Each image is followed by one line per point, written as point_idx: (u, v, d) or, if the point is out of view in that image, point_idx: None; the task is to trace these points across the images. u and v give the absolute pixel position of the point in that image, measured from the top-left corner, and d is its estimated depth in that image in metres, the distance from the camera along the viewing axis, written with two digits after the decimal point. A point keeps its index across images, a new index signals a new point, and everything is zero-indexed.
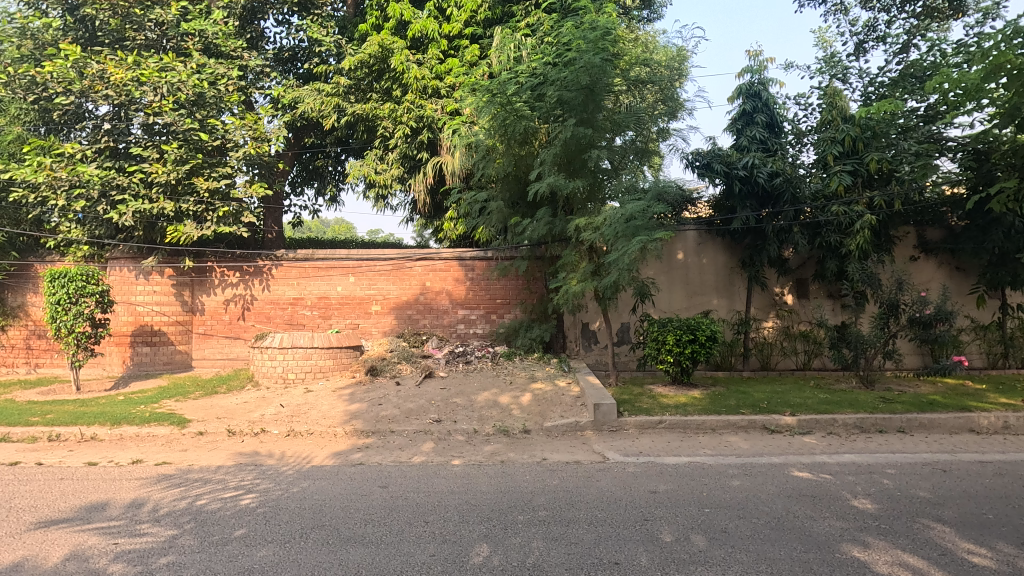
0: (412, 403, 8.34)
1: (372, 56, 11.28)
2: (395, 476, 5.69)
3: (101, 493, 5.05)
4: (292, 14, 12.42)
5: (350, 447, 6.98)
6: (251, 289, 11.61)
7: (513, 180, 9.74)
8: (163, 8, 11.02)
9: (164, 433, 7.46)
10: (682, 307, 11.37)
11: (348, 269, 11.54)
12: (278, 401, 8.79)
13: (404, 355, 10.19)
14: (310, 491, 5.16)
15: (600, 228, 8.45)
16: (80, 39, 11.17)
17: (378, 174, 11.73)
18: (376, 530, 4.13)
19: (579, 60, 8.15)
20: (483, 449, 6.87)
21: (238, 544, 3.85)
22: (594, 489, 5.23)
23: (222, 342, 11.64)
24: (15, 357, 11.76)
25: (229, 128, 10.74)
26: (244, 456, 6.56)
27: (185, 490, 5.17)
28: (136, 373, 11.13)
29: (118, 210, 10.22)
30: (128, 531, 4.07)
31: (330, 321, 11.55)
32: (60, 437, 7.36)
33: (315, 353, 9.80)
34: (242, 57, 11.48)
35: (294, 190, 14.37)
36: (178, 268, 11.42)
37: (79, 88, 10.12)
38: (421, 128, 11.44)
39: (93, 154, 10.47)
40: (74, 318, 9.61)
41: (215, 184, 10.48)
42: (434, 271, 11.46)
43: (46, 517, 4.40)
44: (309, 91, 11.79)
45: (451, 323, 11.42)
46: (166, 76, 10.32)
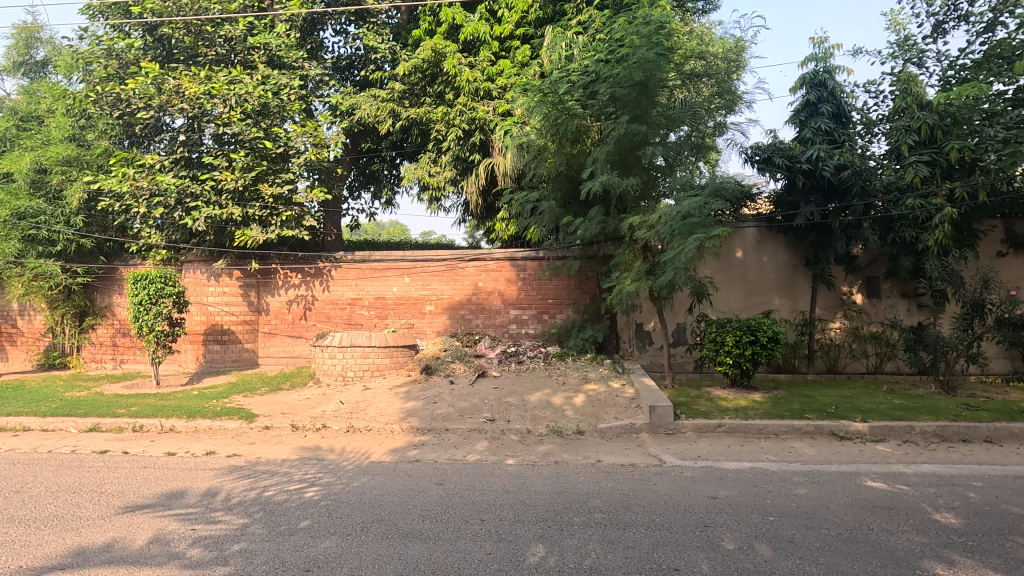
0: (466, 402, 8.43)
1: (426, 61, 11.52)
2: (450, 474, 5.77)
3: (179, 481, 5.39)
4: (349, 23, 12.80)
5: (406, 444, 7.14)
6: (312, 290, 12.09)
7: (565, 179, 9.68)
8: (232, 24, 11.65)
9: (234, 426, 7.87)
10: (740, 307, 10.96)
11: (403, 269, 11.81)
12: (338, 398, 9.12)
13: (458, 354, 10.33)
14: (369, 486, 5.32)
15: (655, 226, 8.28)
16: (158, 57, 11.92)
17: (432, 177, 11.95)
18: (434, 526, 4.21)
19: (632, 56, 7.98)
20: (536, 449, 6.86)
21: (303, 535, 4.01)
22: (651, 493, 5.12)
23: (286, 341, 12.17)
24: (103, 353, 12.71)
25: (291, 136, 11.17)
26: (307, 451, 6.83)
27: (254, 481, 5.45)
28: (208, 370, 11.82)
29: (192, 216, 10.90)
30: (203, 518, 4.31)
31: (386, 320, 11.88)
32: (143, 428, 7.91)
33: (373, 352, 10.09)
34: (303, 67, 11.93)
35: (352, 194, 14.80)
36: (245, 270, 12.01)
37: (158, 103, 10.85)
38: (473, 130, 11.58)
39: (170, 164, 11.19)
40: (154, 317, 10.29)
41: (278, 190, 10.98)
42: (486, 271, 11.55)
43: (132, 502, 4.73)
44: (365, 97, 11.98)
45: (503, 323, 11.49)
46: (235, 88, 10.87)
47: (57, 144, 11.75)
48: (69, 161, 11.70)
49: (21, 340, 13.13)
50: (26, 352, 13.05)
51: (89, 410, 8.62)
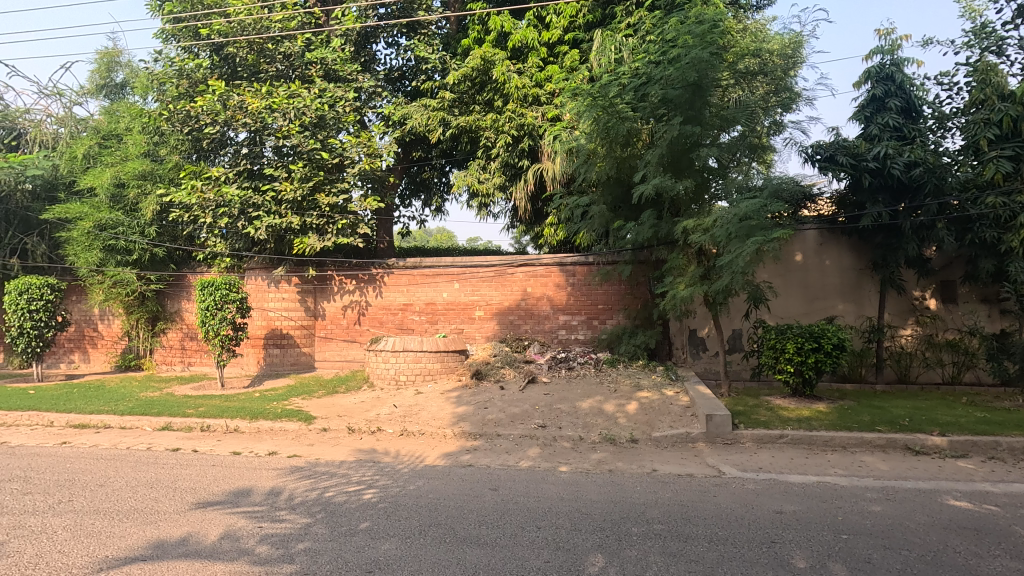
0: (517, 408, 8.42)
1: (475, 70, 11.66)
2: (503, 480, 5.76)
3: (246, 480, 5.61)
4: (401, 35, 13.09)
5: (459, 449, 7.19)
6: (366, 295, 12.42)
7: (615, 183, 9.52)
8: (291, 41, 12.15)
9: (294, 428, 8.14)
10: (800, 313, 10.50)
11: (453, 275, 11.94)
12: (392, 402, 9.30)
13: (508, 360, 10.33)
14: (424, 490, 5.38)
15: (710, 229, 8.06)
16: (224, 75, 12.53)
17: (481, 183, 12.02)
18: (490, 532, 4.20)
19: (685, 56, 7.81)
20: (590, 457, 6.76)
21: (363, 536, 4.08)
22: (711, 504, 4.94)
23: (341, 345, 12.55)
24: (173, 356, 13.44)
25: (346, 146, 11.55)
26: (363, 453, 6.98)
27: (315, 481, 5.61)
28: (268, 373, 12.31)
29: (255, 225, 11.41)
30: (270, 517, 4.47)
31: (436, 325, 12.04)
32: (210, 428, 8.30)
33: (424, 356, 10.25)
34: (358, 79, 12.32)
35: (403, 202, 15.08)
36: (303, 277, 12.45)
37: (224, 118, 11.42)
38: (522, 135, 11.66)
39: (234, 175, 11.73)
40: (220, 322, 10.81)
41: (334, 199, 11.36)
42: (535, 277, 11.53)
43: (203, 499, 4.96)
44: (417, 107, 12.22)
45: (552, 328, 11.43)
46: (294, 102, 11.32)
47: (133, 160, 12.51)
48: (144, 175, 12.45)
49: (101, 343, 14.05)
50: (106, 355, 13.96)
51: (162, 410, 9.14)
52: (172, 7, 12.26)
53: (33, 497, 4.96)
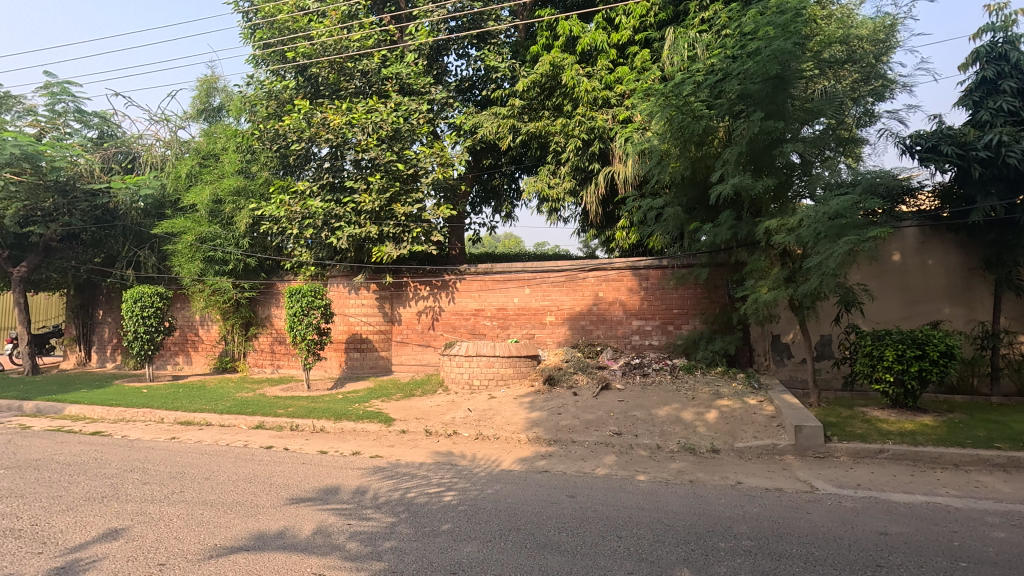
0: (590, 414, 8.31)
1: (544, 76, 11.71)
2: (580, 487, 5.71)
3: (334, 478, 5.90)
4: (471, 46, 13.37)
5: (534, 454, 7.20)
6: (439, 301, 12.74)
7: (690, 183, 9.21)
8: (368, 59, 12.72)
9: (374, 429, 8.48)
10: (899, 317, 9.68)
11: (524, 280, 12.01)
12: (466, 406, 9.47)
13: (580, 365, 10.24)
14: (503, 494, 5.42)
15: (795, 229, 7.63)
16: (308, 94, 13.22)
17: (551, 189, 12.02)
18: (571, 539, 4.16)
19: (766, 48, 7.39)
20: (668, 466, 6.55)
21: (446, 537, 4.17)
22: (805, 522, 4.64)
23: (416, 350, 12.94)
24: (264, 359, 14.38)
25: (421, 157, 11.93)
26: (440, 456, 7.15)
27: (397, 481, 5.80)
28: (349, 375, 12.90)
29: (337, 236, 12.01)
30: (358, 514, 4.67)
31: (508, 330, 12.14)
32: (299, 427, 8.80)
33: (497, 361, 10.37)
34: (430, 92, 12.75)
35: (474, 209, 15.36)
36: (381, 284, 12.98)
37: (309, 135, 12.07)
38: (592, 139, 11.58)
39: (318, 189, 12.40)
40: (306, 327, 11.44)
41: (409, 209, 11.78)
42: (606, 281, 11.37)
43: (295, 495, 5.25)
44: (487, 116, 12.36)
45: (625, 334, 11.22)
46: (372, 117, 11.83)
47: (229, 177, 13.51)
48: (238, 191, 13.42)
49: (201, 346, 15.24)
50: (206, 357, 15.16)
51: (256, 409, 9.79)
52: (262, 34, 13.16)
53: (151, 487, 5.45)
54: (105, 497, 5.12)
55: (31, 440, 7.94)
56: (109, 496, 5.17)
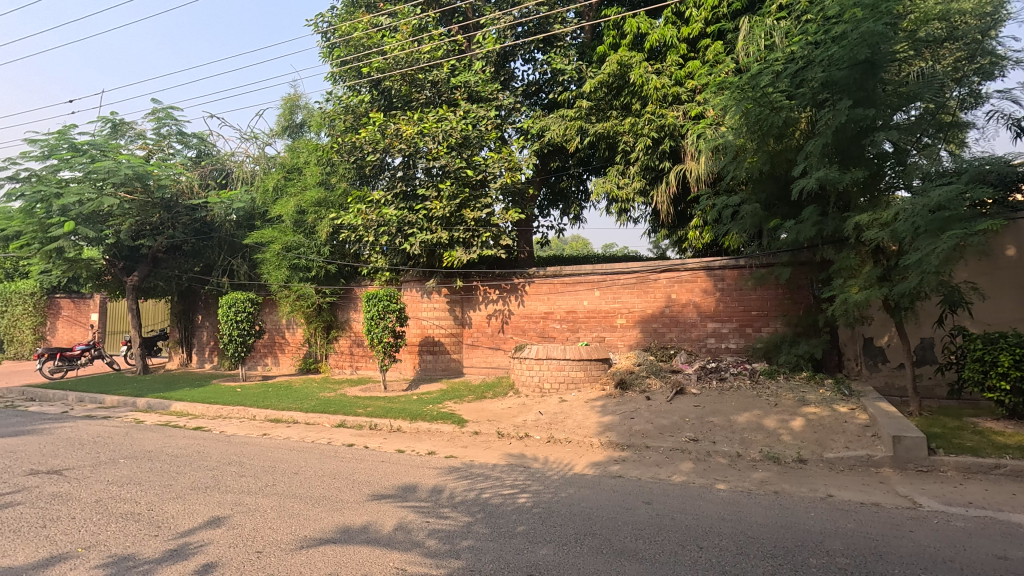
0: (665, 420, 8.09)
1: (612, 75, 11.56)
2: (657, 494, 5.56)
3: (412, 477, 6.09)
4: (537, 50, 13.45)
5: (607, 459, 7.09)
6: (509, 304, 12.86)
7: (770, 179, 8.75)
8: (437, 69, 13.09)
9: (448, 429, 8.69)
10: (1015, 318, 8.75)
11: (593, 283, 11.89)
12: (537, 409, 9.49)
13: (653, 369, 9.99)
14: (576, 498, 5.38)
15: (890, 223, 7.08)
16: (382, 107, 13.78)
17: (620, 189, 11.81)
18: (649, 547, 4.07)
19: (853, 32, 6.90)
20: (750, 475, 6.25)
21: (522, 539, 4.20)
22: (907, 540, 4.28)
23: (486, 352, 13.11)
24: (344, 360, 15.09)
25: (489, 162, 12.11)
26: (513, 458, 7.20)
27: (472, 482, 5.90)
28: (423, 377, 13.28)
29: (410, 242, 12.40)
30: (436, 513, 4.80)
31: (578, 333, 12.06)
32: (377, 427, 9.16)
33: (568, 364, 10.33)
34: (498, 98, 12.95)
35: (542, 212, 15.40)
36: (452, 288, 13.27)
37: (383, 146, 12.56)
38: (662, 137, 11.29)
39: (391, 198, 12.84)
40: (382, 330, 11.91)
41: (478, 214, 11.98)
42: (679, 283, 11.03)
43: (376, 491, 5.47)
44: (554, 118, 12.35)
45: (700, 336, 10.83)
46: (442, 125, 12.14)
47: (311, 189, 14.27)
48: (319, 203, 14.18)
49: (287, 349, 16.22)
50: (292, 359, 16.12)
51: (338, 409, 10.30)
52: (340, 52, 13.87)
53: (247, 480, 5.87)
54: (208, 487, 5.57)
55: (144, 433, 8.77)
56: (212, 487, 5.62)
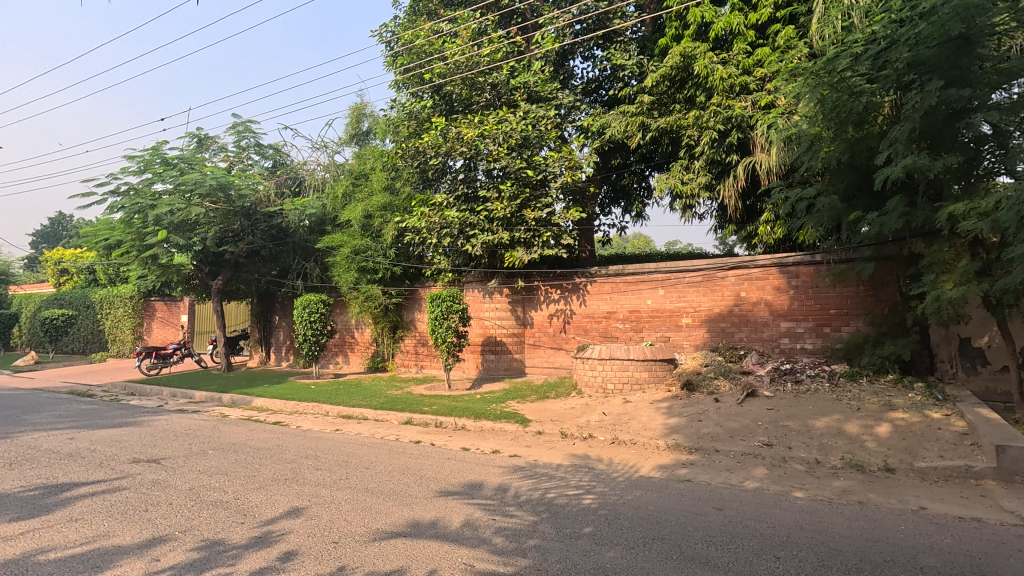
0: (735, 423, 7.78)
1: (675, 68, 11.25)
2: (729, 500, 5.35)
3: (477, 475, 6.18)
4: (597, 47, 13.31)
5: (674, 462, 6.91)
6: (570, 304, 12.81)
7: (849, 168, 8.20)
8: (497, 71, 13.23)
9: (512, 429, 8.76)
10: None
11: (657, 281, 11.61)
12: (601, 409, 9.37)
13: (722, 370, 9.62)
14: (643, 501, 5.27)
15: (990, 213, 6.46)
16: (443, 111, 14.07)
17: (685, 184, 11.44)
18: (721, 554, 3.92)
19: (944, 6, 6.32)
20: (830, 484, 5.89)
21: (588, 540, 4.16)
22: (1015, 560, 3.90)
23: (548, 352, 13.10)
24: (410, 359, 15.53)
25: (550, 161, 12.10)
26: (577, 458, 7.15)
27: (536, 481, 5.92)
28: (486, 376, 13.45)
29: (472, 243, 12.58)
30: (501, 511, 4.84)
31: (641, 333, 11.82)
32: (442, 424, 9.37)
33: (632, 364, 10.15)
34: (557, 97, 12.91)
35: (603, 210, 15.25)
36: (513, 288, 13.36)
37: (444, 150, 12.80)
38: (729, 128, 10.87)
39: (453, 200, 13.05)
40: (446, 330, 12.15)
41: (539, 213, 12.00)
42: (749, 280, 10.58)
43: (443, 488, 5.59)
44: (615, 115, 12.17)
45: (772, 336, 10.34)
46: (502, 127, 12.24)
47: (377, 194, 14.76)
48: (385, 207, 14.65)
49: (356, 347, 16.89)
50: (361, 358, 16.77)
51: (405, 406, 10.61)
52: (403, 60, 14.29)
53: (322, 473, 6.16)
54: (287, 479, 5.89)
55: (230, 427, 9.38)
56: (291, 479, 5.94)
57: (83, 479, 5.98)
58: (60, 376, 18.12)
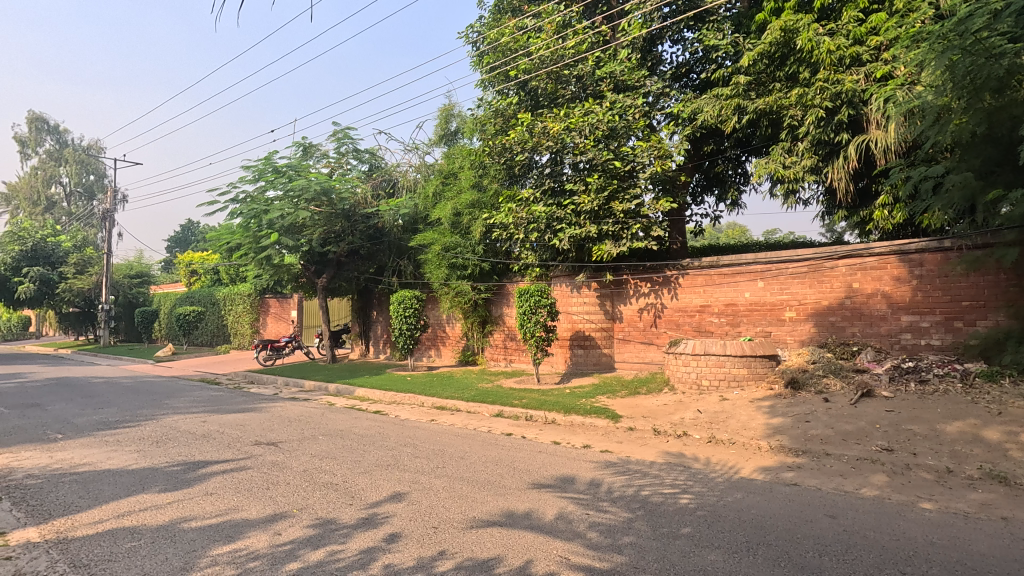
0: (849, 425, 7.17)
1: (774, 44, 10.50)
2: (843, 507, 4.95)
3: (569, 469, 6.19)
4: (687, 29, 12.79)
5: (779, 464, 6.50)
6: (661, 298, 12.41)
7: (987, 142, 7.21)
8: (582, 63, 13.09)
9: (602, 424, 8.69)
10: None
11: (756, 273, 10.97)
12: (695, 407, 9.02)
13: (832, 368, 8.91)
14: (745, 504, 5.01)
15: None
16: (529, 106, 14.16)
17: (787, 168, 10.71)
18: (837, 566, 3.64)
19: None
20: (966, 496, 5.26)
21: (687, 541, 4.03)
22: None
23: (638, 348, 12.81)
24: (498, 353, 15.80)
25: (638, 152, 11.80)
26: (671, 456, 6.94)
27: (630, 478, 5.81)
28: (575, 371, 13.40)
29: (559, 237, 12.57)
30: (595, 506, 4.81)
31: (739, 328, 11.22)
32: (533, 418, 9.47)
33: (728, 361, 9.68)
34: (645, 85, 12.54)
35: (695, 200, 14.66)
36: (601, 282, 13.24)
37: (531, 145, 12.82)
38: (839, 105, 9.98)
39: (540, 195, 13.06)
40: (534, 324, 12.24)
41: (628, 205, 11.75)
42: (862, 270, 9.69)
43: (536, 480, 5.66)
44: (707, 99, 11.62)
45: (891, 331, 9.41)
46: (588, 119, 12.09)
47: (466, 192, 15.12)
48: (473, 204, 14.98)
49: (448, 342, 17.46)
50: (452, 352, 17.31)
51: (495, 399, 10.85)
52: (489, 59, 14.54)
53: (420, 461, 6.45)
54: (389, 465, 6.24)
55: (336, 415, 10.07)
56: (392, 465, 6.28)
57: (215, 458, 6.70)
58: (193, 365, 20.44)
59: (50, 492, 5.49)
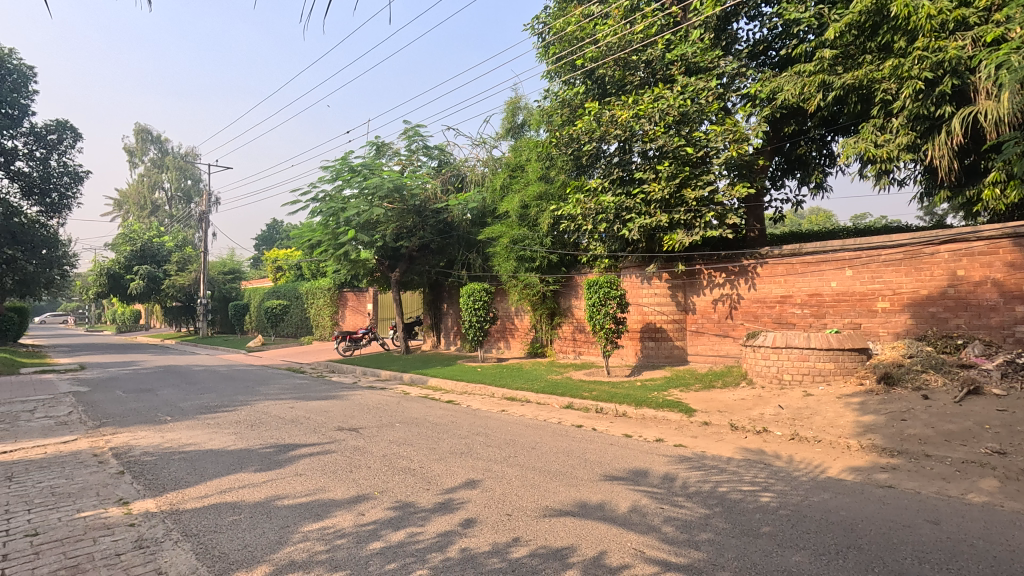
0: (952, 425, 6.59)
1: (864, 13, 9.70)
2: (947, 513, 4.57)
3: (642, 462, 6.09)
4: (765, 4, 12.11)
5: (871, 464, 6.08)
6: (737, 288, 11.90)
7: None
8: (651, 47, 12.75)
9: (676, 418, 8.49)
10: None
11: (843, 261, 10.27)
12: (776, 402, 8.60)
13: (932, 363, 8.19)
14: (833, 505, 4.74)
15: None
16: (596, 95, 13.96)
17: (879, 147, 9.94)
18: None
19: None
20: None
21: (769, 541, 3.87)
22: None
23: (713, 340, 12.36)
24: (567, 346, 15.76)
25: (711, 137, 11.33)
26: (750, 453, 6.68)
27: (706, 473, 5.65)
28: (645, 364, 13.13)
29: (629, 227, 12.32)
30: (670, 500, 4.71)
31: (824, 319, 10.58)
32: (603, 410, 9.40)
33: (813, 354, 9.15)
34: (719, 65, 12.00)
35: (775, 184, 13.92)
36: (673, 272, 12.85)
37: (598, 134, 12.54)
38: (941, 75, 9.10)
39: (608, 184, 12.81)
40: (604, 316, 12.10)
41: (700, 192, 11.32)
42: (969, 257, 8.81)
43: (608, 473, 5.62)
44: (788, 77, 10.97)
45: (1002, 323, 8.52)
46: (658, 105, 11.70)
47: (533, 184, 15.11)
48: (540, 196, 14.97)
49: (517, 334, 17.61)
50: (521, 343, 17.45)
51: (565, 391, 10.86)
52: (555, 49, 14.48)
53: (492, 450, 6.58)
54: (463, 453, 6.41)
55: (411, 403, 10.45)
56: (465, 453, 6.45)
57: (303, 442, 7.16)
58: (280, 355, 21.84)
59: (163, 468, 6.08)
